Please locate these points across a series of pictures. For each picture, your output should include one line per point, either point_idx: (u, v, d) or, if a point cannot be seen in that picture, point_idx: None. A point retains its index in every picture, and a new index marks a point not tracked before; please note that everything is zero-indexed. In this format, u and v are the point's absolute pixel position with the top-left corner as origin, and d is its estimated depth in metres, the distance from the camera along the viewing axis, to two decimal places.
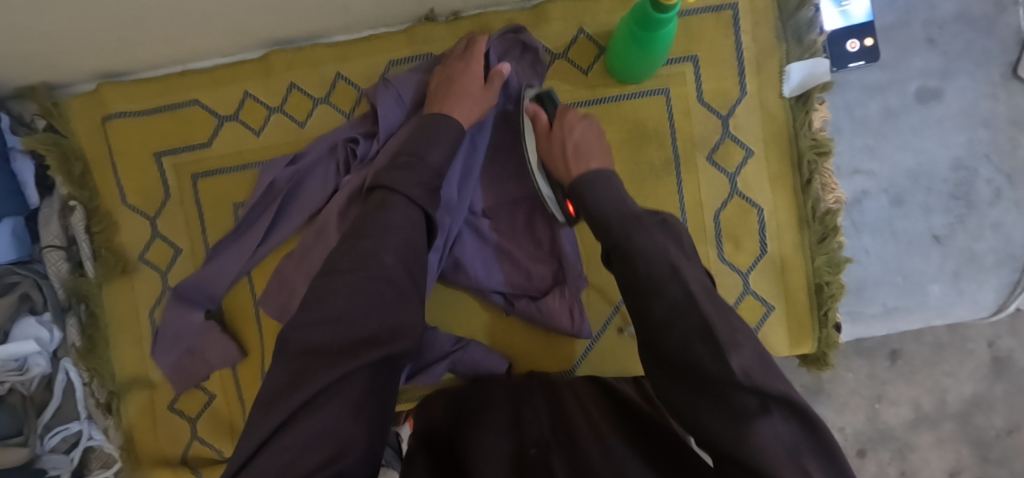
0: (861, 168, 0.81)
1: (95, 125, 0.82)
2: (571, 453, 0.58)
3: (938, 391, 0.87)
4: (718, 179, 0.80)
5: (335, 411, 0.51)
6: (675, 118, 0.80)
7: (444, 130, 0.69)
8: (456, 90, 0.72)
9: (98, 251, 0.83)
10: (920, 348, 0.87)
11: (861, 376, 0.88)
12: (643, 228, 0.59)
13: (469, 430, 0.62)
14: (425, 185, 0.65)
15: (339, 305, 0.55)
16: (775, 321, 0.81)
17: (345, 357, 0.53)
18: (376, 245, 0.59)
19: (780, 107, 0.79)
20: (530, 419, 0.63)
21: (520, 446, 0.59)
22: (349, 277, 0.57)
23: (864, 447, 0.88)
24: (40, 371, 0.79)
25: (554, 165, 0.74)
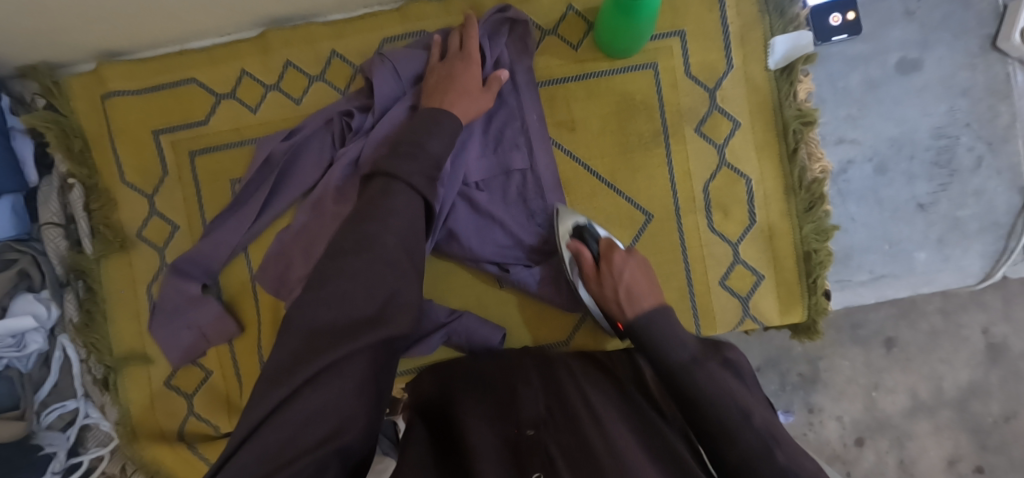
0: (846, 137, 0.83)
1: (94, 103, 0.83)
2: (567, 435, 0.55)
3: (935, 378, 0.88)
4: (706, 149, 0.82)
5: (336, 387, 0.51)
6: (663, 90, 0.81)
7: (446, 122, 0.69)
8: (456, 87, 0.73)
9: (97, 228, 0.84)
10: (915, 336, 0.88)
11: (858, 366, 0.89)
12: (706, 369, 0.62)
13: (465, 411, 0.59)
14: (426, 174, 0.65)
15: (344, 285, 0.55)
16: (764, 289, 0.82)
17: (349, 339, 0.53)
18: (380, 227, 0.59)
19: (764, 79, 0.81)
20: (526, 398, 0.59)
21: (518, 429, 0.55)
22: (354, 259, 0.57)
23: (863, 437, 0.89)
24: (37, 348, 0.81)
25: (608, 305, 0.75)
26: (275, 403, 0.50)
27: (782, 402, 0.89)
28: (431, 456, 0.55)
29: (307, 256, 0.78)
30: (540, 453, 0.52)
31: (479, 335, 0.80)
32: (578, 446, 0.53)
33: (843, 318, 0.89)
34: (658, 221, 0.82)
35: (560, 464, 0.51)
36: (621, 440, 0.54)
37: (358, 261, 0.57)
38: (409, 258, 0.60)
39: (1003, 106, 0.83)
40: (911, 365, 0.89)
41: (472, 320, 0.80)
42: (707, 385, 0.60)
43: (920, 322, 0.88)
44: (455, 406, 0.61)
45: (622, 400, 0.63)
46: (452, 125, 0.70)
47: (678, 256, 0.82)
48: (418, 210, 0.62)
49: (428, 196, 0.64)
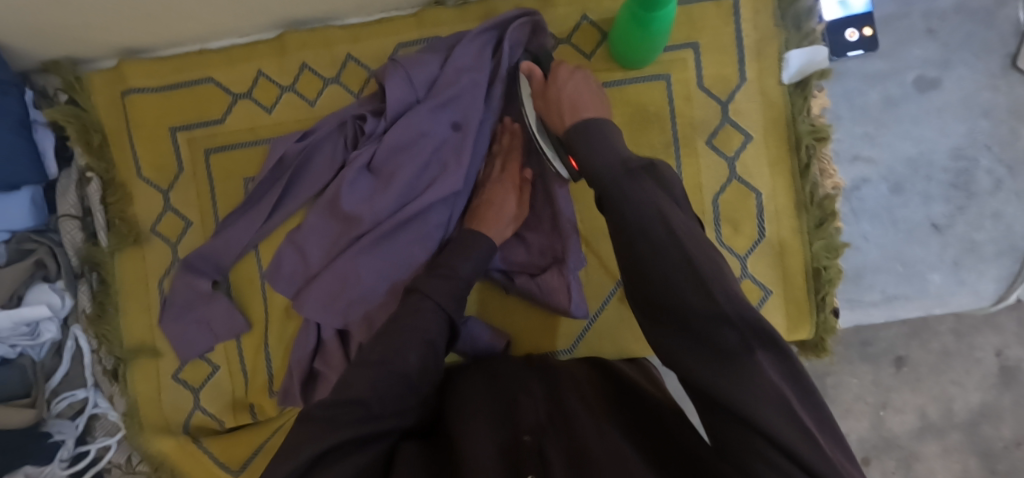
0: (861, 154, 0.82)
1: (114, 99, 0.85)
2: (565, 439, 0.54)
3: (945, 400, 0.84)
4: (717, 163, 0.81)
5: (356, 461, 0.52)
6: (676, 102, 0.81)
7: (480, 243, 0.72)
8: (492, 208, 0.77)
9: (112, 222, 0.85)
10: (926, 356, 0.84)
11: (866, 384, 0.84)
12: (631, 176, 0.58)
13: (463, 409, 0.59)
14: (458, 295, 0.68)
15: (363, 388, 0.57)
16: (773, 305, 0.81)
17: (362, 436, 0.54)
18: (404, 338, 0.62)
19: (779, 94, 0.80)
20: (525, 405, 0.59)
21: (514, 434, 0.55)
22: (376, 370, 0.59)
23: (868, 456, 0.84)
24: (50, 336, 0.83)
25: (551, 120, 0.74)
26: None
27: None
28: (422, 449, 0.55)
29: (320, 260, 0.80)
30: (536, 456, 0.52)
31: (478, 339, 0.79)
32: (576, 451, 0.52)
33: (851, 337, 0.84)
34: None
35: (554, 467, 0.50)
36: (623, 445, 0.53)
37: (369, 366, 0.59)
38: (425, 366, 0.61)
39: None
40: (920, 385, 0.84)
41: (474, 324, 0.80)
42: (630, 194, 0.57)
43: (932, 341, 0.83)
44: (452, 407, 0.61)
45: (627, 407, 0.62)
46: (481, 243, 0.72)
47: None
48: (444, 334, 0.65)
49: (453, 315, 0.67)
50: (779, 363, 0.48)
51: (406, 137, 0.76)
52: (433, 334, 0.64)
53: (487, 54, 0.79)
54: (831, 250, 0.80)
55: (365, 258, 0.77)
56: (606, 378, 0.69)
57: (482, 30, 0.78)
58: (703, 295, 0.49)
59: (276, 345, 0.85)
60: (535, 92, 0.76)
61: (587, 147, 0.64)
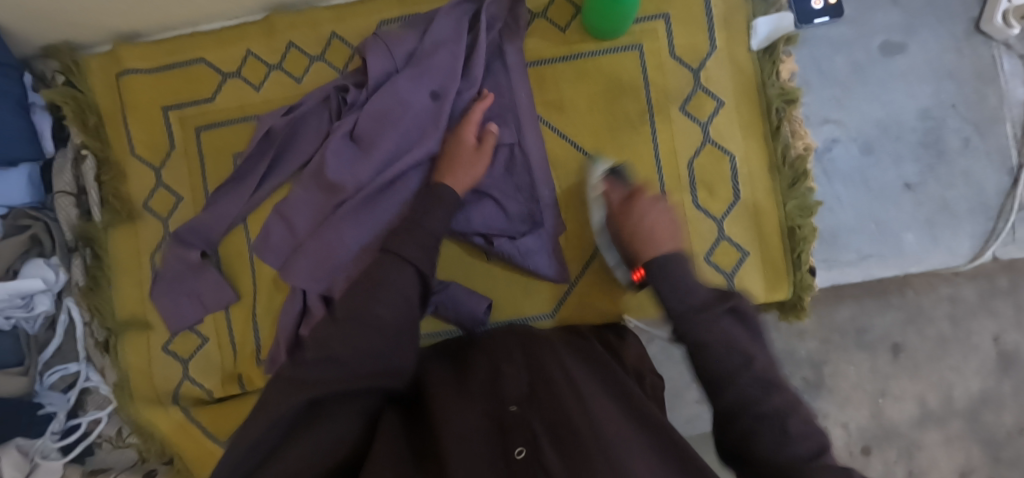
0: (830, 117, 0.83)
1: (110, 81, 0.88)
2: (551, 411, 0.53)
3: (944, 387, 0.98)
4: (690, 129, 0.83)
5: (346, 418, 0.54)
6: (649, 71, 0.83)
7: (443, 196, 0.72)
8: (452, 161, 0.76)
9: (106, 198, 0.88)
10: (925, 344, 0.99)
11: (863, 371, 0.98)
12: (713, 317, 0.60)
13: (446, 390, 0.59)
14: (425, 248, 0.67)
15: (337, 348, 0.57)
16: (750, 266, 0.82)
17: (350, 391, 0.54)
18: (372, 299, 0.61)
19: (747, 60, 0.82)
20: (509, 379, 0.58)
21: (500, 406, 0.55)
22: (343, 327, 0.59)
23: (870, 445, 0.99)
24: (44, 309, 0.85)
25: (625, 244, 0.75)
26: (281, 438, 0.51)
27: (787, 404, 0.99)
28: (403, 424, 0.56)
29: (305, 229, 0.82)
30: (523, 432, 0.51)
31: (464, 303, 0.81)
32: (561, 422, 0.52)
33: (849, 328, 0.98)
34: (644, 197, 0.83)
35: (540, 439, 0.50)
36: (605, 416, 0.53)
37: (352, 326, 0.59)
38: (398, 315, 0.61)
39: (989, 88, 0.83)
40: (918, 373, 0.99)
41: (457, 288, 0.82)
42: (713, 335, 0.59)
43: (927, 328, 0.98)
44: (430, 391, 0.60)
45: (609, 379, 0.62)
46: (445, 196, 0.72)
47: None
48: (415, 287, 0.64)
49: (423, 269, 0.65)
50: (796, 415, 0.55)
51: (387, 106, 0.79)
52: (410, 296, 0.63)
53: (465, 26, 0.82)
54: (802, 207, 0.81)
55: (348, 224, 0.79)
56: (587, 350, 0.69)
57: (458, 3, 0.82)
58: (779, 434, 0.53)
59: (263, 315, 0.86)
60: (612, 212, 0.77)
61: (663, 281, 0.66)
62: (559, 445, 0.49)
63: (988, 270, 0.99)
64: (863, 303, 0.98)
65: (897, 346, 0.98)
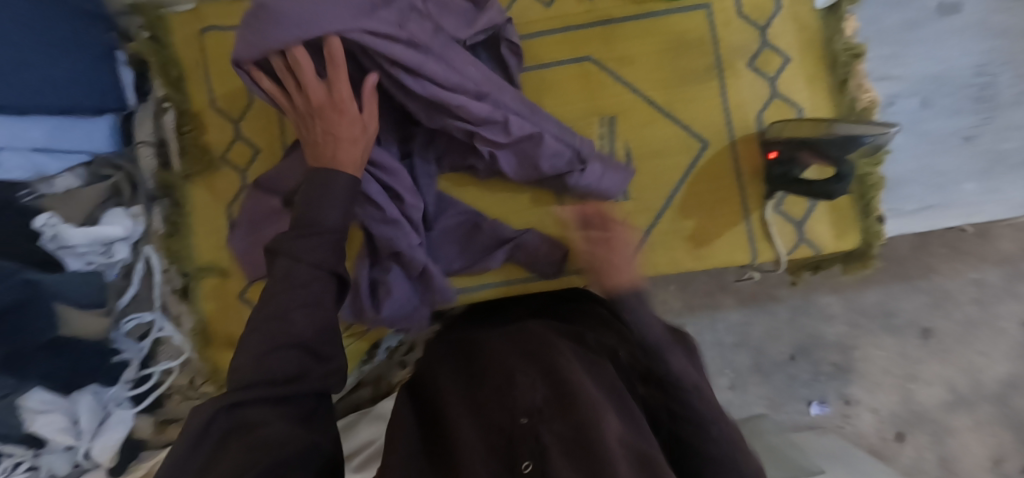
0: (889, 74, 0.86)
1: (192, 35, 0.90)
2: (562, 420, 0.49)
3: (972, 371, 1.05)
4: (759, 83, 0.86)
5: (270, 423, 0.51)
6: (717, 28, 0.87)
7: (339, 186, 0.65)
8: (343, 139, 0.70)
9: (187, 148, 0.90)
10: (952, 327, 1.06)
11: (894, 356, 1.07)
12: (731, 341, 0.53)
13: (457, 404, 0.57)
14: (330, 248, 0.62)
15: (254, 353, 0.55)
16: (819, 215, 0.84)
17: (284, 391, 0.53)
18: (282, 306, 0.57)
19: (812, 18, 0.86)
20: (523, 385, 0.54)
21: (510, 418, 0.50)
22: (260, 336, 0.56)
23: (902, 432, 1.06)
24: (122, 257, 0.87)
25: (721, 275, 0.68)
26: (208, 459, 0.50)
27: (818, 391, 1.08)
28: (415, 440, 0.55)
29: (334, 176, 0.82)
30: (530, 443, 0.47)
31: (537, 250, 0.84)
32: (573, 430, 0.48)
33: (876, 311, 1.07)
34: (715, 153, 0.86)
35: (550, 451, 0.46)
36: (615, 429, 0.49)
37: (261, 335, 0.56)
38: (319, 325, 0.58)
39: None
40: (947, 356, 1.06)
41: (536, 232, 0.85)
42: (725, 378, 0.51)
43: (954, 311, 1.05)
44: (448, 404, 0.58)
45: (616, 390, 0.57)
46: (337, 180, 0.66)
47: (733, 180, 0.86)
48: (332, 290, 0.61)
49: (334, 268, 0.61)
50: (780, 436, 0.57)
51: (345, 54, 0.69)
52: (322, 298, 0.59)
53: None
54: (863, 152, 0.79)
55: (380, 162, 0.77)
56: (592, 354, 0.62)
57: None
58: None
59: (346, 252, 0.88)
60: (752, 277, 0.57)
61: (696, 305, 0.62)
62: (566, 460, 0.45)
63: (1015, 255, 1.04)
64: (890, 288, 1.07)
65: (923, 330, 1.06)
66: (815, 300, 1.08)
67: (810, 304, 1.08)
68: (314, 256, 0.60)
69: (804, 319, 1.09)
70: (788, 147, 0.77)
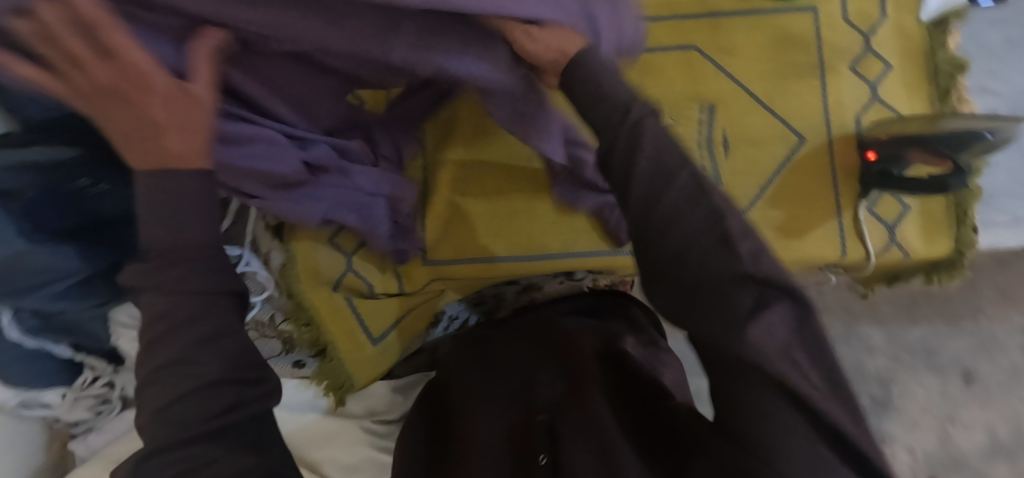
0: (989, 89, 0.89)
1: None
2: (574, 413, 0.57)
3: (1014, 419, 1.09)
4: (860, 86, 0.88)
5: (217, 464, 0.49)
6: (822, 30, 0.89)
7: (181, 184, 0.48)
8: (159, 119, 0.46)
9: None
10: (995, 374, 1.11)
11: (932, 394, 1.12)
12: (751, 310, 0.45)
13: (468, 400, 0.65)
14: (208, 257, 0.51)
15: (168, 388, 0.49)
16: (911, 219, 0.86)
17: (209, 424, 0.49)
18: (178, 347, 0.49)
19: (916, 30, 0.88)
20: (542, 382, 0.63)
21: (529, 414, 0.60)
22: (171, 371, 0.49)
23: (935, 473, 1.10)
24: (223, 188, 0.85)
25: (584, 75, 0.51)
26: None
27: None
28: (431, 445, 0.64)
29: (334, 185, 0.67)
30: (548, 434, 0.56)
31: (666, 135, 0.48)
32: (585, 421, 0.56)
33: (919, 348, 1.13)
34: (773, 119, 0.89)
35: (564, 445, 0.54)
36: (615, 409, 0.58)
37: (160, 385, 0.50)
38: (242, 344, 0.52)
39: None
40: (988, 401, 1.11)
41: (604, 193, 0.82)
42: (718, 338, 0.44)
43: (999, 357, 1.10)
44: (460, 403, 0.66)
45: (607, 361, 0.65)
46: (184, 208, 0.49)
47: (826, 178, 0.87)
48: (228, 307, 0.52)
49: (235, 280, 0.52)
50: (767, 321, 0.42)
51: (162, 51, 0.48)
52: (224, 324, 0.51)
53: None
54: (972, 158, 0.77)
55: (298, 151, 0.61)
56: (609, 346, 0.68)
57: None
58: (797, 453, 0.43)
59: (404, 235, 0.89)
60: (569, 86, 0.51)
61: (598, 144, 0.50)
62: (580, 449, 0.53)
63: None
64: (935, 326, 1.13)
65: (964, 372, 1.11)
66: (856, 331, 1.14)
67: (850, 334, 1.14)
68: (193, 281, 0.49)
69: (843, 348, 1.14)
70: (886, 149, 0.79)
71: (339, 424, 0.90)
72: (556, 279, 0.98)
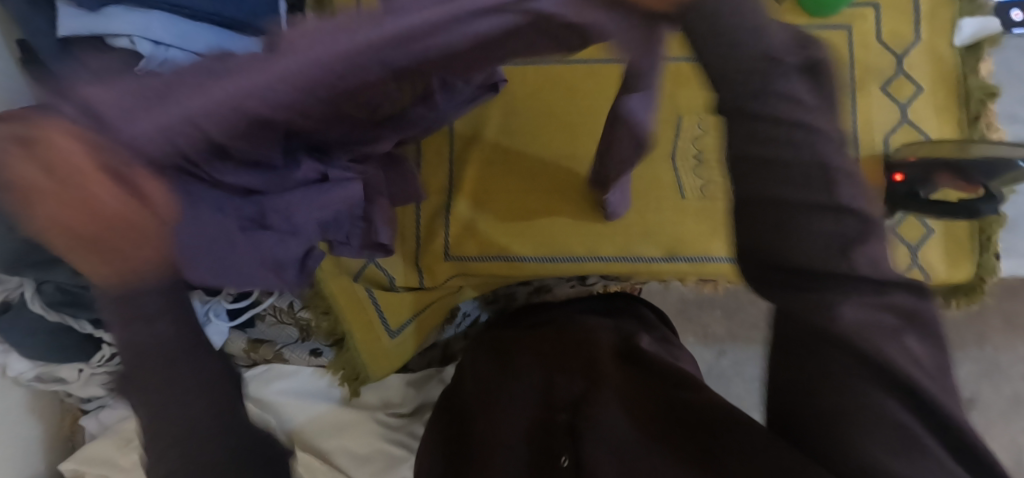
0: (1018, 117, 0.90)
1: None
2: (593, 410, 0.53)
3: (1015, 447, 1.10)
4: (890, 107, 0.88)
5: None
6: (856, 49, 0.89)
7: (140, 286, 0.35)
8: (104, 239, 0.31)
9: None
10: (999, 402, 1.11)
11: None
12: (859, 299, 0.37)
13: (486, 400, 0.62)
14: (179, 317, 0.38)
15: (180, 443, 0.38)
16: (933, 243, 0.86)
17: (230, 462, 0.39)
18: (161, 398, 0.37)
19: (949, 55, 0.89)
20: (562, 383, 0.60)
21: (549, 413, 0.57)
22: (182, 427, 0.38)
23: None
24: None
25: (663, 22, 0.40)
26: None
27: None
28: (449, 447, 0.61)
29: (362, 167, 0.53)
30: (567, 435, 0.53)
31: (821, 118, 0.35)
32: (606, 421, 0.52)
33: None
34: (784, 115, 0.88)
35: (582, 443, 0.51)
36: (638, 406, 0.54)
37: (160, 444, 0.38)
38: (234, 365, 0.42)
39: None
40: (991, 428, 1.11)
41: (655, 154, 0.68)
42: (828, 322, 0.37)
43: (1004, 386, 1.11)
44: (477, 403, 0.63)
45: (630, 361, 0.62)
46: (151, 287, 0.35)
47: None
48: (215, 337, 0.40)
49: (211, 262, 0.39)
50: (871, 301, 0.37)
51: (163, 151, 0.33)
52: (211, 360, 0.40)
53: None
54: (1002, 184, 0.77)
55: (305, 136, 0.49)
56: (630, 347, 0.64)
57: None
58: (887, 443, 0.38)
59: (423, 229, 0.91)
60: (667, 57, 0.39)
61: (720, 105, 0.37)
62: (602, 448, 0.49)
63: None
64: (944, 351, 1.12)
65: (969, 399, 1.11)
66: None
67: None
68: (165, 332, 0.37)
69: None
70: (915, 171, 0.79)
71: (352, 415, 0.89)
72: (568, 282, 0.96)
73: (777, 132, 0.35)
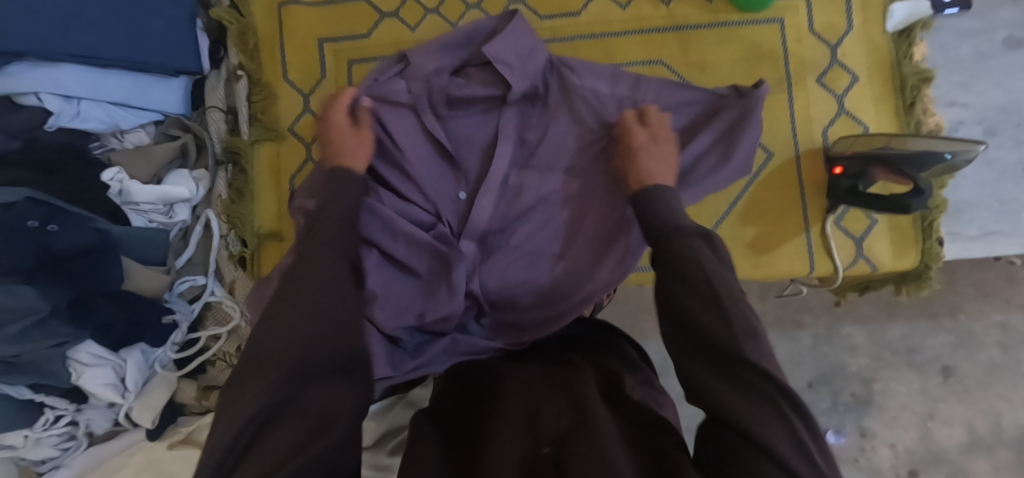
0: (956, 100, 0.88)
1: (272, 10, 0.93)
2: (584, 443, 0.47)
3: None
4: (827, 99, 0.88)
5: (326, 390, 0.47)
6: (788, 43, 0.88)
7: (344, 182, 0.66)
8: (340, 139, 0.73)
9: (255, 116, 0.93)
10: None
11: (913, 392, 0.97)
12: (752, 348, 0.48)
13: (466, 428, 0.55)
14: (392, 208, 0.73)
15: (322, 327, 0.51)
16: (878, 233, 0.87)
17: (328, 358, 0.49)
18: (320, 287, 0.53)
19: (882, 40, 0.88)
20: (547, 413, 0.52)
21: (532, 446, 0.49)
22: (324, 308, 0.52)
23: None
24: (182, 219, 0.87)
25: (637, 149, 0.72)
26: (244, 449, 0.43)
27: None
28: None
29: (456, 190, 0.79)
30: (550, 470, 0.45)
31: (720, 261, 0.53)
32: (596, 456, 0.45)
33: None
34: (717, 100, 0.82)
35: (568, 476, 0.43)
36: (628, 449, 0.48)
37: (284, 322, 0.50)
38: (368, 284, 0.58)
39: None
40: None
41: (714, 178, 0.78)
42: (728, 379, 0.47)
43: None
44: (457, 430, 0.55)
45: (619, 401, 0.56)
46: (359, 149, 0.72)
47: (794, 191, 0.87)
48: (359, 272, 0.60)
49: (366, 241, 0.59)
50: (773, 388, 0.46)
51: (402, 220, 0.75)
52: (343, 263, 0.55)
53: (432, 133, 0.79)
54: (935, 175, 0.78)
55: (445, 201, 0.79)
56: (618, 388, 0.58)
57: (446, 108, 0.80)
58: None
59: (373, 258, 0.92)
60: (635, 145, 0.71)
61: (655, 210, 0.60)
62: None
63: None
64: None
65: None
66: None
67: None
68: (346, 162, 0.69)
69: None
70: (856, 164, 0.79)
71: None
72: None
73: (693, 263, 0.52)
